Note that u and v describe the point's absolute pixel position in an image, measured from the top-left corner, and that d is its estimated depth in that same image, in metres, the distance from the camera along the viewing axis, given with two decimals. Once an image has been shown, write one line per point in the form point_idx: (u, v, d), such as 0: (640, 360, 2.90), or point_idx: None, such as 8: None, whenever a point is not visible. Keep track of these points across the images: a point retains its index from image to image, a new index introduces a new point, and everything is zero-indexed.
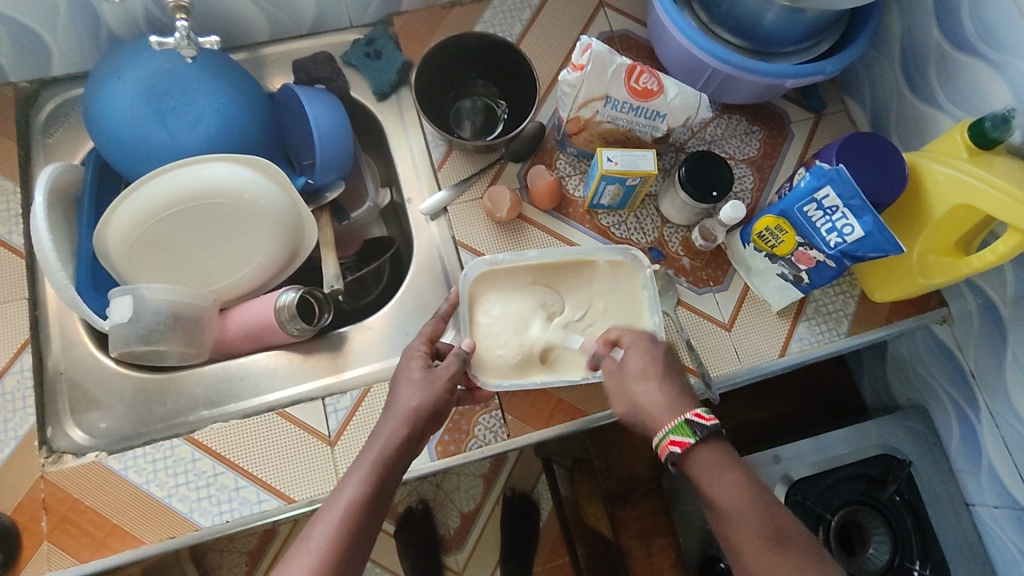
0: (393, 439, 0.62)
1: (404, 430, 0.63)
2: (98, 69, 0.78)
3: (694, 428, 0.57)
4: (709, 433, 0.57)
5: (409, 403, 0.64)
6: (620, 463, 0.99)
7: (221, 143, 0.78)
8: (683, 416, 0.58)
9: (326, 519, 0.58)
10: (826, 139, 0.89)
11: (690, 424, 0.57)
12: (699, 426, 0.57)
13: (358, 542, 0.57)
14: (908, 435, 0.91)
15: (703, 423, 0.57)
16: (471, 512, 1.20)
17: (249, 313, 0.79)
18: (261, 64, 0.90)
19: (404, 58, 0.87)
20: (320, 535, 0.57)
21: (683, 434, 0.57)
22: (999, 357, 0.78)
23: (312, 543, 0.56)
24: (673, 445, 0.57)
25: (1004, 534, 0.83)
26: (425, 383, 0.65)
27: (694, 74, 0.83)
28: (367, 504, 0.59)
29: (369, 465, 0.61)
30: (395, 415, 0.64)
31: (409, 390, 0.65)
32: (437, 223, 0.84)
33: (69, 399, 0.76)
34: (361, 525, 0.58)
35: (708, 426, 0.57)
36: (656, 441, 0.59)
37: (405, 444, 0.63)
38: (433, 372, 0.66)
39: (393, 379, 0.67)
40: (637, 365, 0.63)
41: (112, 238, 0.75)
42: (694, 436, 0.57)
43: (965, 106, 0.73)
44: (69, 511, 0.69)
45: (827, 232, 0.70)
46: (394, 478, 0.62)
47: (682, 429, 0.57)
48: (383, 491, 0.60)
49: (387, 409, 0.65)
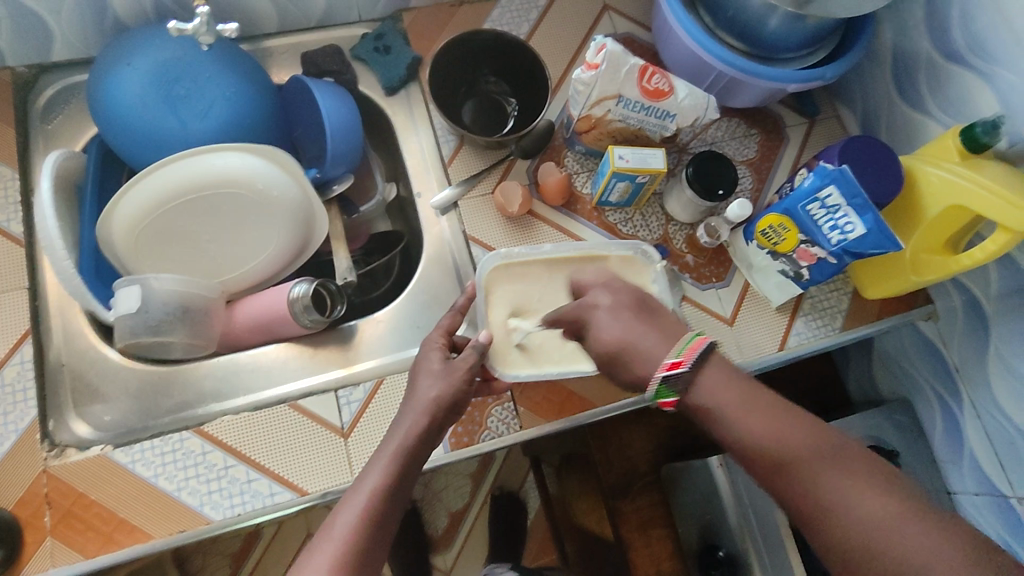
0: (414, 429, 0.63)
1: (424, 421, 0.63)
2: (104, 54, 0.76)
3: (672, 387, 0.54)
4: (686, 379, 0.53)
5: (429, 393, 0.64)
6: (619, 457, 1.09)
7: (231, 132, 0.77)
8: (656, 375, 0.54)
9: (350, 506, 0.57)
10: (822, 142, 0.93)
11: (664, 381, 0.54)
12: (676, 379, 0.53)
13: (381, 529, 0.57)
14: (894, 427, 0.95)
15: (678, 374, 0.53)
16: (459, 511, 1.11)
17: (259, 304, 0.79)
18: (267, 56, 0.89)
19: (413, 53, 0.87)
20: (343, 523, 0.56)
21: (667, 395, 0.54)
22: (982, 351, 0.82)
23: (335, 531, 0.56)
24: (666, 406, 0.55)
25: (985, 520, 0.86)
26: (445, 373, 0.66)
27: (698, 76, 0.85)
28: (390, 492, 0.59)
29: (390, 455, 0.61)
30: (415, 407, 0.64)
31: (428, 381, 0.65)
32: (447, 217, 0.85)
33: (71, 392, 0.74)
34: (384, 512, 0.58)
35: (681, 375, 0.53)
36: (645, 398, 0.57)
37: (427, 433, 0.63)
38: (451, 363, 0.66)
39: (413, 370, 0.68)
40: None
41: (118, 227, 0.74)
42: (675, 394, 0.54)
43: (954, 114, 0.77)
44: (74, 505, 0.67)
45: (829, 230, 0.73)
46: (416, 466, 0.62)
47: (663, 392, 0.54)
48: (404, 480, 0.61)
49: (407, 399, 0.66)
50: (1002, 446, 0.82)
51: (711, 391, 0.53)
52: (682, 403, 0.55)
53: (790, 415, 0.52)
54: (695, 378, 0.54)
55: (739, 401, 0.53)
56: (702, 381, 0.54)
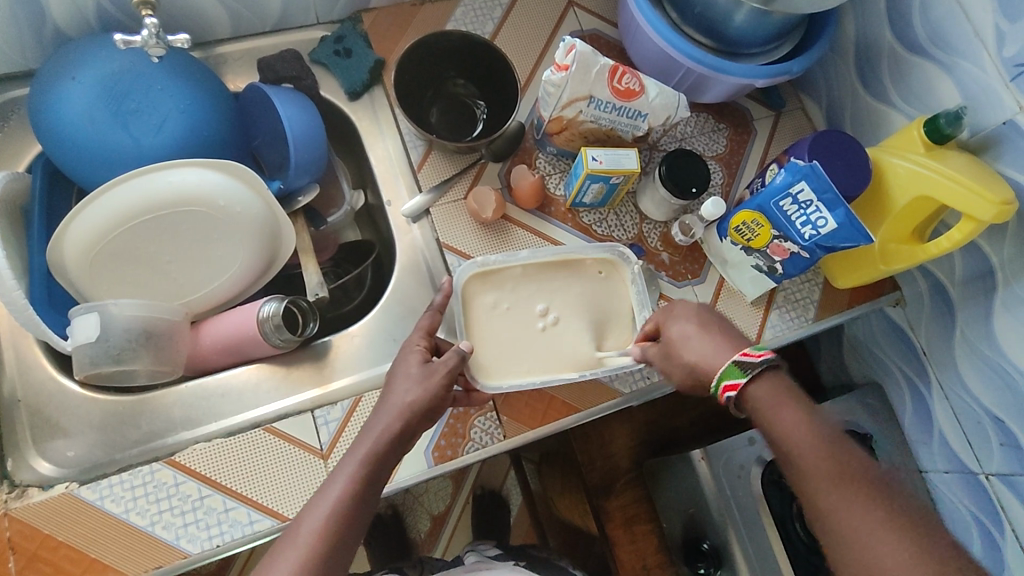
0: (387, 434, 0.61)
1: (397, 426, 0.61)
2: (46, 68, 0.72)
3: (744, 366, 0.57)
4: (761, 368, 0.56)
5: (405, 397, 0.62)
6: (602, 456, 1.05)
7: (187, 146, 0.73)
8: (732, 359, 0.58)
9: (315, 511, 0.56)
10: (788, 135, 0.93)
11: (738, 365, 0.57)
12: (750, 365, 0.57)
13: (348, 534, 0.56)
14: (867, 411, 0.98)
15: (752, 360, 0.57)
16: (441, 515, 1.20)
17: (226, 325, 0.76)
18: (221, 63, 0.85)
19: (376, 55, 0.84)
20: (308, 529, 0.55)
21: (734, 376, 0.57)
22: (949, 334, 0.84)
23: (300, 536, 0.54)
24: (728, 391, 0.57)
25: (954, 496, 0.90)
26: (423, 377, 0.64)
27: (667, 73, 0.85)
28: (358, 497, 0.58)
29: (358, 459, 0.60)
30: (388, 411, 0.62)
31: (405, 385, 0.63)
32: (419, 225, 0.83)
33: (31, 428, 0.70)
34: (354, 516, 0.57)
35: (757, 361, 0.57)
36: (714, 388, 0.59)
37: (398, 438, 0.62)
38: (431, 366, 0.64)
39: (390, 373, 0.66)
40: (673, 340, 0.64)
41: (69, 251, 0.70)
42: (745, 375, 0.56)
43: (916, 104, 0.79)
44: (39, 548, 0.64)
45: (801, 225, 0.73)
46: (384, 470, 0.61)
47: (733, 371, 0.57)
48: (373, 484, 0.59)
49: (381, 403, 0.64)
50: (970, 426, 0.85)
51: (767, 395, 0.56)
52: (744, 397, 0.57)
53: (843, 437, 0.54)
54: (760, 374, 0.56)
55: (793, 409, 0.55)
56: (762, 382, 0.56)
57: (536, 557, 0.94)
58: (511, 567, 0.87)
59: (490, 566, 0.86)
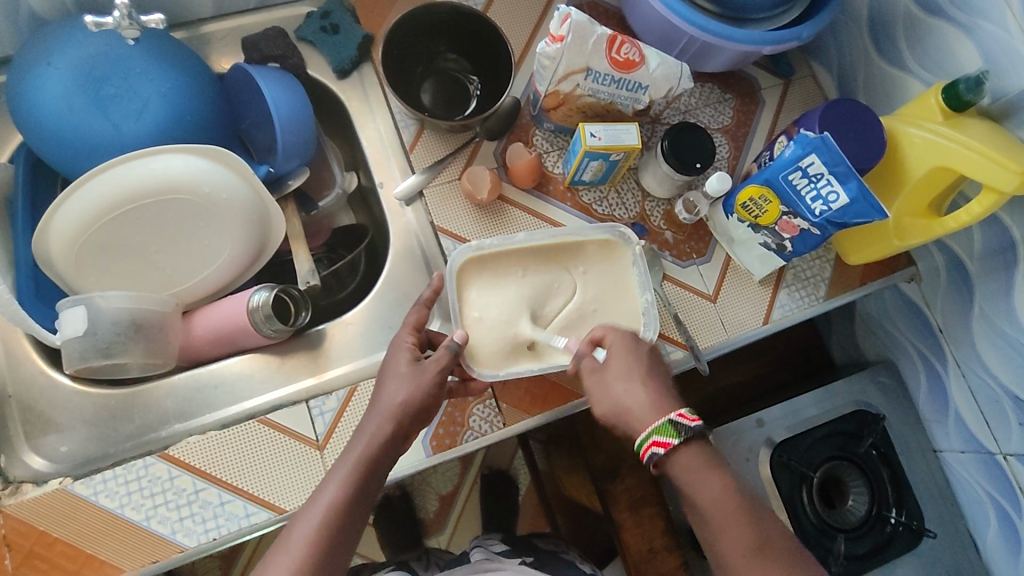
0: (377, 438, 0.60)
1: (389, 428, 0.60)
2: (22, 54, 0.69)
3: (677, 428, 0.59)
4: (693, 433, 0.59)
5: (395, 399, 0.61)
6: (607, 439, 1.00)
7: (170, 131, 0.71)
8: (667, 416, 0.60)
9: (307, 518, 0.55)
10: (798, 104, 0.89)
11: (673, 424, 0.59)
12: (684, 428, 0.59)
13: (339, 540, 0.55)
14: (878, 390, 0.95)
15: (687, 424, 0.59)
16: (449, 495, 1.20)
17: (218, 315, 0.74)
18: (205, 43, 0.82)
19: (363, 31, 0.81)
20: (300, 536, 0.54)
21: (667, 434, 0.59)
22: (966, 311, 0.81)
23: (290, 544, 0.54)
24: (656, 446, 0.59)
25: (970, 476, 0.87)
26: (414, 376, 0.62)
27: (669, 42, 0.80)
28: (350, 503, 0.57)
29: (350, 463, 0.58)
30: (380, 412, 0.61)
31: (396, 384, 0.62)
32: (413, 208, 0.80)
33: (24, 423, 0.70)
34: (346, 520, 0.56)
35: (692, 426, 0.59)
36: (638, 442, 0.61)
37: (393, 440, 0.60)
38: (421, 365, 0.62)
39: (380, 374, 0.64)
40: (621, 366, 0.64)
41: (54, 243, 0.68)
42: (678, 437, 0.59)
43: (934, 69, 0.74)
44: (35, 545, 0.63)
45: (812, 200, 0.70)
46: (380, 472, 0.60)
47: (665, 430, 0.59)
48: (367, 489, 0.58)
49: (373, 404, 0.62)
50: (986, 404, 0.82)
51: (693, 462, 0.59)
52: (667, 456, 0.59)
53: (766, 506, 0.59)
54: (691, 439, 0.59)
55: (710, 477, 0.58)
56: (691, 448, 0.59)
57: (541, 551, 0.93)
58: (515, 565, 0.85)
59: (496, 567, 0.84)
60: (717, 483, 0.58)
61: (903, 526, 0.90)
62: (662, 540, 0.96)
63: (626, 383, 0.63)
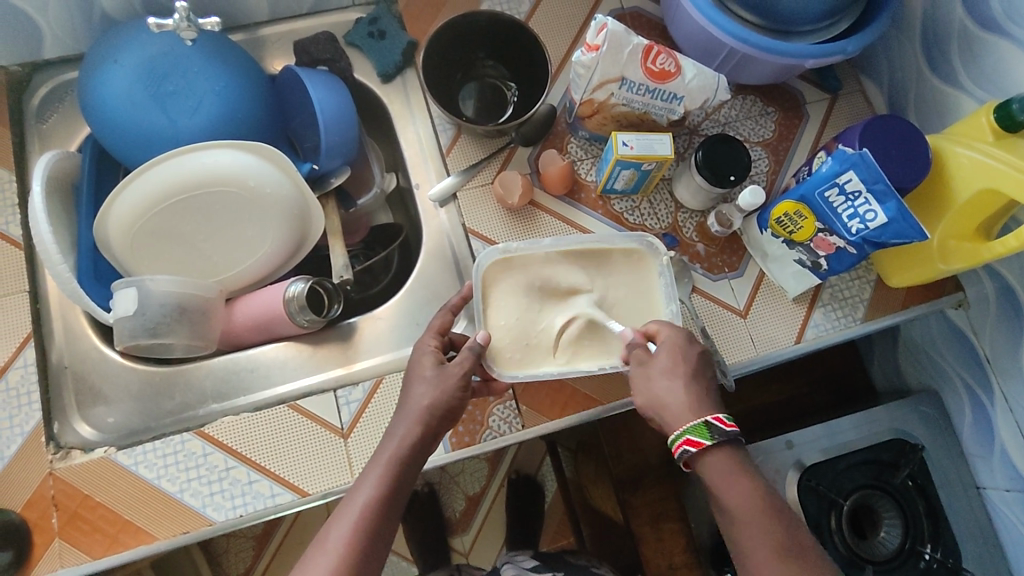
0: (407, 439, 0.62)
1: (417, 430, 0.62)
2: (93, 52, 0.75)
3: (713, 431, 0.57)
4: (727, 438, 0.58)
5: (422, 401, 0.63)
6: (631, 451, 0.99)
7: (222, 128, 0.75)
8: (703, 418, 0.58)
9: (344, 519, 0.57)
10: (844, 120, 0.87)
11: (708, 426, 0.58)
12: (718, 431, 0.58)
13: (374, 541, 0.57)
14: (919, 419, 0.91)
15: (723, 428, 0.58)
16: (476, 495, 1.21)
17: (256, 304, 0.78)
18: (260, 46, 0.87)
19: (409, 37, 0.84)
20: (337, 537, 0.56)
21: (701, 436, 0.58)
22: (1016, 342, 0.77)
23: (328, 545, 0.56)
24: (689, 445, 0.58)
25: (1014, 514, 0.83)
26: (438, 381, 0.64)
27: (710, 53, 0.80)
28: (385, 503, 0.59)
29: (384, 464, 0.61)
30: (408, 415, 0.63)
31: (422, 388, 0.64)
32: (447, 209, 0.83)
33: (75, 393, 0.75)
34: (380, 521, 0.58)
35: (727, 431, 0.58)
36: (671, 438, 0.60)
37: (420, 442, 0.62)
38: (445, 369, 0.64)
39: (406, 377, 0.66)
40: (666, 361, 0.62)
41: (113, 228, 0.73)
42: (712, 439, 0.57)
43: (989, 87, 0.71)
44: (79, 507, 0.68)
45: (848, 218, 0.68)
46: (411, 474, 0.62)
47: (700, 431, 0.58)
48: (399, 490, 0.60)
49: (400, 407, 0.64)
50: None
51: (723, 472, 0.57)
52: (700, 456, 0.58)
53: (793, 527, 0.57)
54: (725, 443, 0.58)
55: (741, 486, 0.57)
56: (723, 453, 0.58)
57: (573, 568, 0.93)
58: None
59: None
60: (742, 501, 0.57)
61: (938, 563, 0.86)
62: (682, 559, 0.94)
63: (668, 380, 0.61)
